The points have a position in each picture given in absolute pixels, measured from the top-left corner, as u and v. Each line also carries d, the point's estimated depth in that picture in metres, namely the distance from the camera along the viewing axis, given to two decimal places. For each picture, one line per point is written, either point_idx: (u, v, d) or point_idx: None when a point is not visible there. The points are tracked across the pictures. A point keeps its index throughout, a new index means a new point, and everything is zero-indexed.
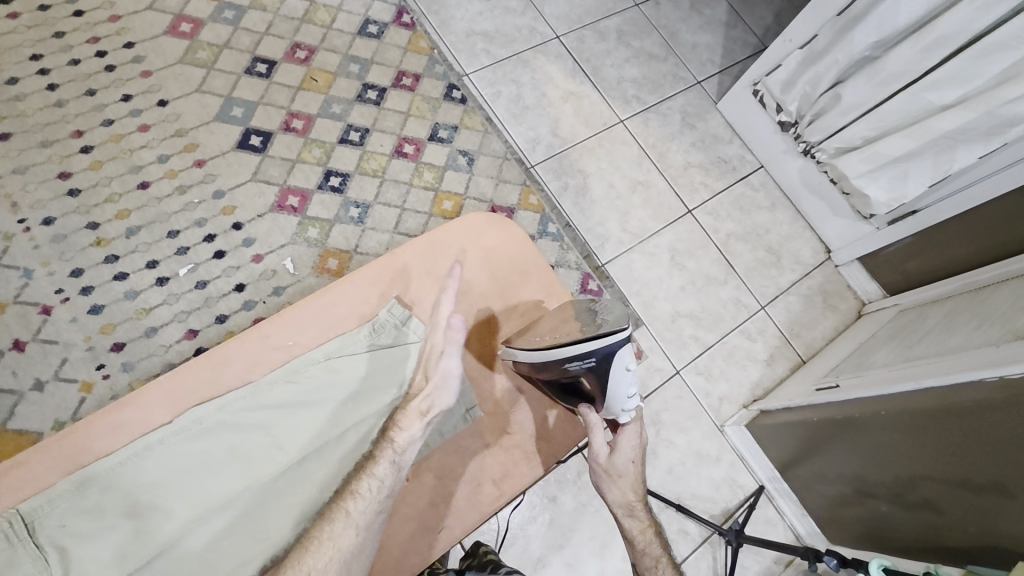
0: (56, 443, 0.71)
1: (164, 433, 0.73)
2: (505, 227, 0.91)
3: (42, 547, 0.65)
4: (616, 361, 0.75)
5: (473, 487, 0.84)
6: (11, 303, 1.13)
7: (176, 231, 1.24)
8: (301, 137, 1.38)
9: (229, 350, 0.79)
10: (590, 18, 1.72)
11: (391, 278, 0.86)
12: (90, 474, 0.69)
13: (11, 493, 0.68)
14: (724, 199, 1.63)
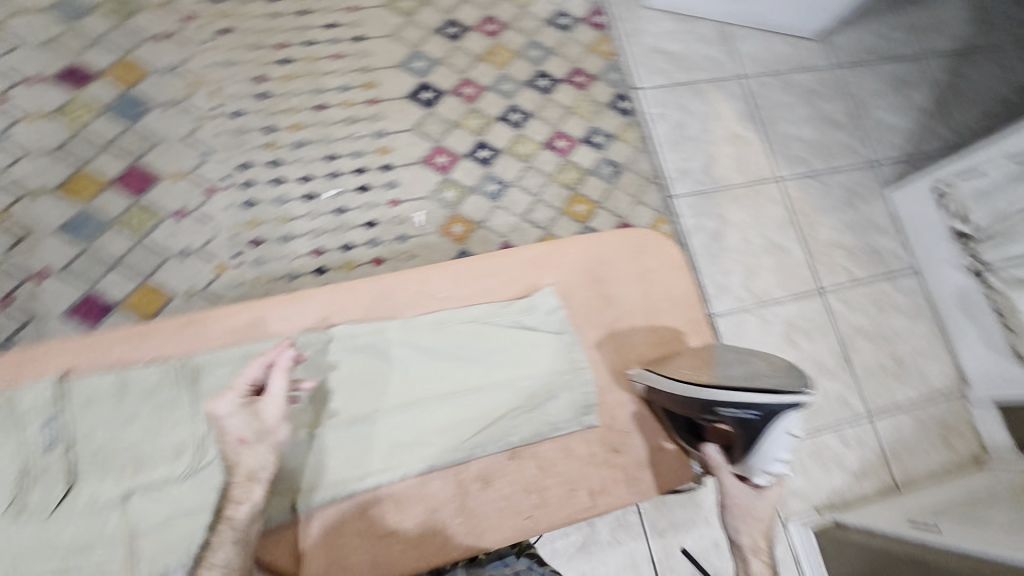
0: (236, 311, 0.80)
1: (320, 338, 0.80)
2: (668, 254, 0.93)
3: (197, 397, 0.76)
4: (780, 421, 0.71)
5: (568, 490, 0.81)
6: (185, 176, 1.25)
7: (336, 156, 1.33)
8: (467, 104, 1.43)
9: (392, 282, 0.84)
10: (780, 67, 1.65)
11: (549, 267, 0.89)
12: (253, 349, 0.78)
13: (193, 341, 0.78)
14: (863, 290, 1.51)
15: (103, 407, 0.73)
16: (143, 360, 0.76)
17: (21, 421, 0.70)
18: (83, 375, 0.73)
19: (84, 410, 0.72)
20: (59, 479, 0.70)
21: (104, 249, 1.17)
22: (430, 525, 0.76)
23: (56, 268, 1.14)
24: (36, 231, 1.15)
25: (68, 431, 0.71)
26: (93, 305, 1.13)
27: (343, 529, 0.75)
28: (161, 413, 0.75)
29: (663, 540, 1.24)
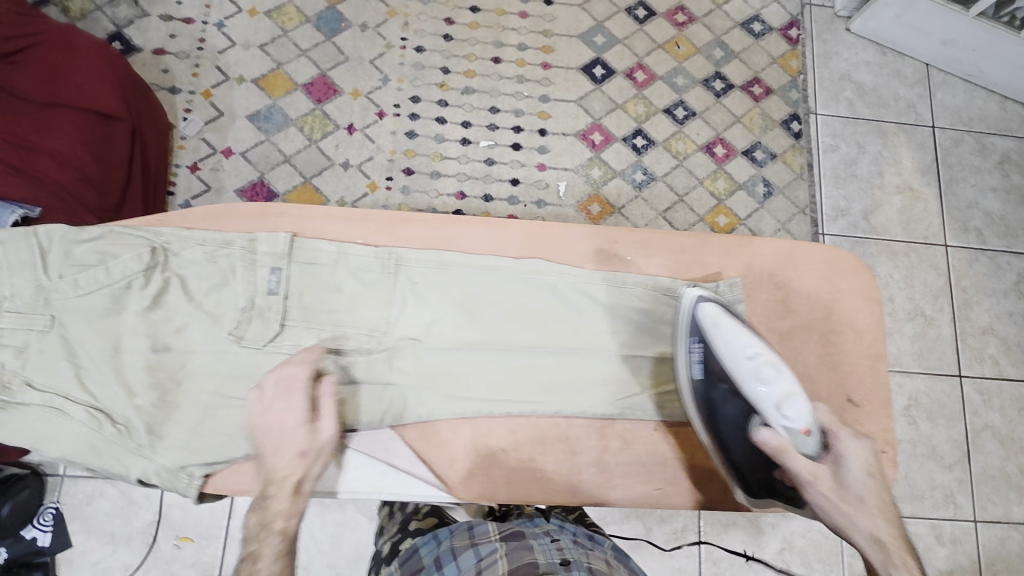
0: (438, 221, 0.84)
1: (507, 265, 0.81)
2: (868, 275, 0.87)
3: (397, 288, 0.79)
4: (711, 326, 0.77)
5: (702, 478, 0.83)
6: (362, 95, 1.32)
7: (498, 110, 1.35)
8: (636, 88, 1.41)
9: (583, 234, 0.85)
10: (981, 127, 1.50)
11: (739, 259, 0.86)
12: (450, 260, 0.80)
13: (396, 236, 0.82)
14: (1008, 389, 1.36)
15: (319, 272, 0.78)
16: (357, 242, 0.81)
17: (253, 263, 0.77)
18: (307, 240, 0.79)
19: (302, 270, 0.78)
20: (274, 320, 0.76)
21: (280, 144, 1.27)
22: (567, 465, 0.82)
23: (238, 151, 1.25)
24: (230, 114, 1.27)
25: (287, 284, 0.77)
26: (262, 190, 1.24)
27: (491, 444, 0.81)
28: (362, 294, 0.79)
29: (715, 568, 1.21)
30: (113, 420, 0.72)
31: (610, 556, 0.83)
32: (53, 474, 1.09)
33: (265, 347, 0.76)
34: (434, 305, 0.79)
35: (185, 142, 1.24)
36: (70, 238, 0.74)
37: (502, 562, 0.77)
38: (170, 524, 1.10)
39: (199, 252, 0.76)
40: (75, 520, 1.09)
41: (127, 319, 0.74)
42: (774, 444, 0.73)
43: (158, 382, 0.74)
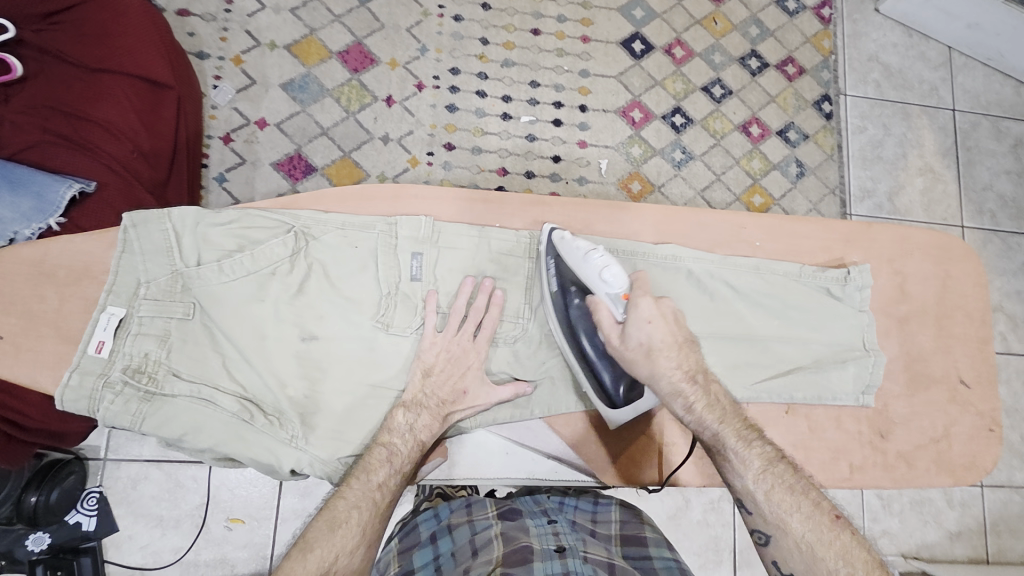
0: (575, 205, 0.88)
1: (645, 249, 0.85)
2: (973, 265, 0.93)
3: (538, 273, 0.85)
4: (562, 241, 0.81)
5: (830, 457, 0.87)
6: (400, 65, 1.27)
7: (538, 84, 1.33)
8: (675, 65, 1.40)
9: (713, 219, 0.89)
10: (997, 111, 1.54)
11: (862, 244, 0.91)
12: (589, 245, 0.86)
13: (540, 220, 0.87)
14: (1014, 363, 1.45)
15: (460, 256, 0.83)
16: (496, 226, 0.86)
17: (394, 248, 0.81)
18: (447, 224, 0.84)
19: (443, 255, 0.83)
20: (419, 308, 0.81)
21: (316, 116, 1.22)
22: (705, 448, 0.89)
23: (273, 122, 1.21)
24: (263, 83, 1.22)
25: (429, 268, 0.82)
26: (298, 163, 1.20)
27: (634, 429, 0.89)
28: (502, 280, 0.84)
29: (749, 535, 1.26)
30: (264, 411, 0.75)
31: (613, 544, 0.81)
32: (94, 458, 1.06)
33: (414, 334, 0.81)
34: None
35: (217, 111, 1.19)
36: (205, 222, 0.77)
37: (498, 544, 0.77)
38: (219, 507, 1.07)
39: (338, 237, 0.80)
40: (118, 504, 1.06)
41: (269, 307, 0.77)
42: (598, 311, 0.80)
43: (307, 371, 0.78)
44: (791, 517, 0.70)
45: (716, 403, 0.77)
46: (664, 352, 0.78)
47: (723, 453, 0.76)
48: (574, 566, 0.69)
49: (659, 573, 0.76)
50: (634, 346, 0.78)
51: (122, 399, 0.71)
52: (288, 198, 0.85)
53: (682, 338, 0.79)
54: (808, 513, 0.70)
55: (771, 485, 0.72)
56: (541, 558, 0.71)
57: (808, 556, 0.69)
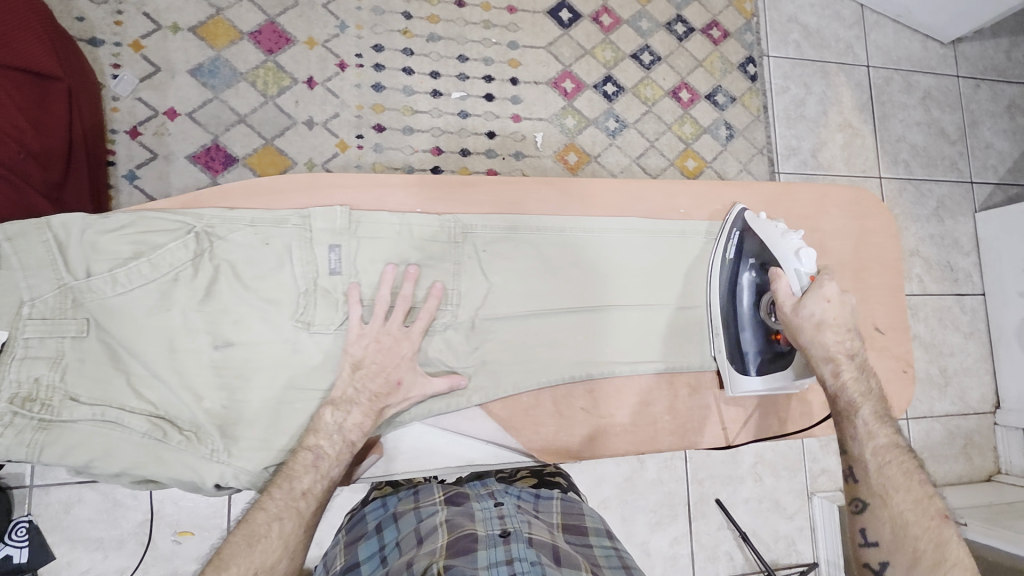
0: (503, 185, 0.90)
1: (570, 224, 0.89)
2: (887, 217, 0.99)
3: (466, 257, 0.85)
4: (756, 221, 0.90)
5: (758, 411, 0.99)
6: (318, 44, 1.21)
7: (466, 58, 1.29)
8: (603, 33, 1.38)
9: (638, 190, 0.94)
10: (907, 65, 1.62)
11: (779, 205, 0.96)
12: (517, 226, 0.88)
13: (468, 202, 0.88)
14: (930, 303, 1.56)
15: (383, 245, 0.82)
16: (419, 212, 0.86)
17: (310, 242, 0.79)
18: (366, 213, 0.83)
19: (363, 246, 0.81)
20: (341, 302, 0.79)
21: (232, 102, 1.15)
22: (642, 416, 0.93)
23: (184, 111, 1.12)
24: (168, 69, 1.13)
25: (348, 260, 0.80)
26: (217, 154, 1.13)
27: (572, 404, 0.92)
28: (426, 266, 0.83)
29: (701, 487, 1.32)
30: (179, 427, 0.73)
31: (556, 529, 0.83)
32: (19, 486, 0.99)
33: (337, 330, 0.79)
34: (507, 273, 0.87)
35: (118, 103, 1.10)
36: (94, 229, 0.73)
37: (442, 532, 0.74)
38: (165, 520, 1.03)
39: (246, 234, 0.78)
40: (52, 531, 0.99)
41: (177, 315, 0.75)
42: (777, 281, 0.84)
43: (225, 380, 0.76)
44: (895, 493, 0.74)
45: (865, 382, 0.81)
46: (833, 326, 0.81)
47: (853, 421, 0.79)
48: (518, 551, 0.69)
49: (597, 560, 0.77)
50: (804, 317, 0.81)
51: (13, 431, 0.67)
52: (188, 197, 0.82)
53: (850, 324, 0.83)
54: (915, 496, 0.73)
55: (882, 460, 0.76)
56: (484, 545, 0.70)
57: (899, 530, 0.72)
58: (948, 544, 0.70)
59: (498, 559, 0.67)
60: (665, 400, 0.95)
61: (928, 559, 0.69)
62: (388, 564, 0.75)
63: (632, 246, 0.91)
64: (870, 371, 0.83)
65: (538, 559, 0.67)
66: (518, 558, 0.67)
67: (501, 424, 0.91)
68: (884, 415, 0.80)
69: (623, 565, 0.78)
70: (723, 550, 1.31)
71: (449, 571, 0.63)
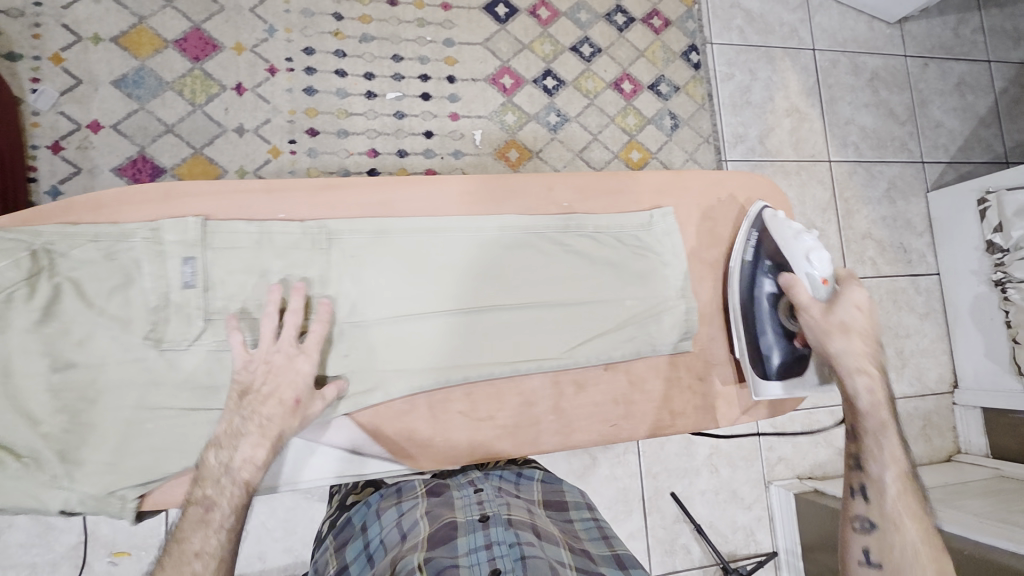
0: (368, 186, 0.84)
1: (448, 224, 0.85)
2: (779, 200, 1.00)
3: (330, 264, 0.80)
4: (773, 218, 0.89)
5: (655, 407, 0.92)
6: (247, 50, 1.19)
7: (401, 58, 1.28)
8: (541, 27, 1.37)
9: (520, 184, 0.90)
10: (853, 47, 1.62)
11: (675, 192, 0.95)
12: (387, 228, 0.82)
13: (332, 205, 0.82)
14: (884, 285, 1.55)
15: (238, 255, 0.77)
16: (278, 217, 0.80)
17: (161, 255, 0.75)
18: (220, 222, 0.77)
19: (219, 257, 0.76)
20: (197, 317, 0.75)
21: (158, 112, 1.13)
22: (525, 418, 0.88)
23: (109, 123, 1.11)
24: (91, 81, 1.11)
25: (203, 274, 0.75)
26: (144, 166, 1.12)
27: (449, 409, 0.87)
28: (291, 276, 0.78)
29: (656, 481, 1.33)
30: (18, 454, 0.71)
31: (536, 505, 0.86)
32: None
33: (192, 346, 0.76)
34: (379, 278, 0.81)
35: (39, 118, 1.08)
36: None
37: (424, 524, 0.74)
38: (100, 542, 1.02)
39: (88, 250, 0.74)
40: None
41: (15, 339, 0.71)
42: (794, 288, 0.82)
43: (66, 404, 0.73)
44: (903, 514, 0.75)
45: (891, 404, 0.80)
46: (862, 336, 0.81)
47: (878, 441, 0.78)
48: (497, 534, 0.70)
49: (577, 534, 0.80)
50: (836, 321, 0.80)
51: None
52: (32, 211, 0.75)
53: (875, 340, 0.82)
54: (919, 517, 0.75)
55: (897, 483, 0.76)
56: (464, 532, 0.71)
57: (905, 556, 0.72)
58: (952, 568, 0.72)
59: (478, 545, 0.68)
60: (550, 400, 0.89)
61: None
62: (376, 562, 0.72)
63: (515, 244, 0.87)
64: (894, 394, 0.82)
65: (517, 539, 0.69)
66: (497, 542, 0.68)
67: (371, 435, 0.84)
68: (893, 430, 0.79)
69: (602, 536, 0.81)
70: (680, 543, 1.32)
71: (428, 563, 0.64)
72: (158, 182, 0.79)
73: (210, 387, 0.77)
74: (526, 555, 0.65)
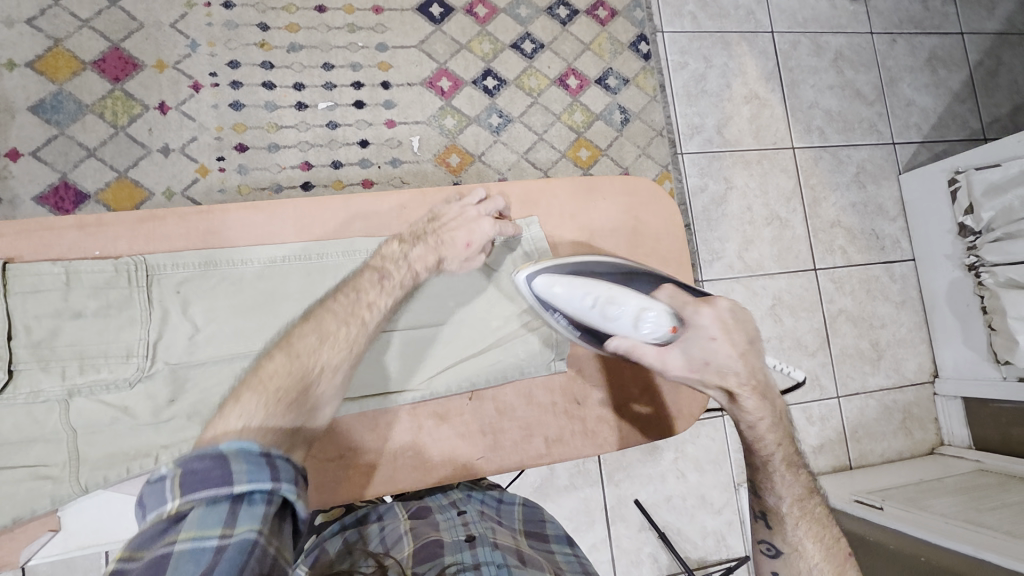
0: (196, 216, 0.80)
1: (285, 252, 0.82)
2: (663, 205, 0.94)
3: (153, 300, 0.76)
4: (555, 298, 0.80)
5: (523, 435, 0.86)
6: (169, 67, 1.16)
7: (332, 66, 1.24)
8: (478, 26, 1.33)
9: (366, 204, 0.86)
10: (815, 27, 1.55)
11: (541, 203, 0.90)
12: (216, 258, 0.79)
13: (155, 240, 0.79)
14: (856, 274, 1.49)
15: (46, 299, 0.72)
16: (94, 255, 0.77)
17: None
18: (25, 263, 0.73)
19: (25, 301, 0.72)
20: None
21: (79, 137, 1.11)
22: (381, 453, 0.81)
23: (28, 150, 1.09)
24: (7, 108, 1.09)
25: (7, 321, 0.70)
26: (67, 193, 1.10)
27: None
28: (107, 316, 0.74)
29: (618, 490, 1.28)
30: None
31: (517, 533, 0.78)
32: None
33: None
34: (211, 311, 0.78)
35: None
36: None
37: (406, 542, 0.70)
38: None
39: None
40: None
41: None
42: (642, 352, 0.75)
43: None
44: (811, 544, 0.73)
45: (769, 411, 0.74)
46: (732, 373, 0.73)
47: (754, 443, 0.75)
48: (484, 554, 0.66)
49: (559, 565, 0.73)
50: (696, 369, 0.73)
51: None
52: None
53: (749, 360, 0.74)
54: (826, 541, 0.74)
55: (806, 511, 0.75)
56: (451, 551, 0.66)
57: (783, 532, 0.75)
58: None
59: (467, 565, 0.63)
60: (409, 433, 0.83)
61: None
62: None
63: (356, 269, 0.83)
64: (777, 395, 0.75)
65: (505, 561, 0.65)
66: (485, 562, 0.64)
67: None
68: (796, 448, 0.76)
69: (585, 569, 0.74)
70: (645, 552, 1.27)
71: None
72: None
73: (20, 442, 0.70)
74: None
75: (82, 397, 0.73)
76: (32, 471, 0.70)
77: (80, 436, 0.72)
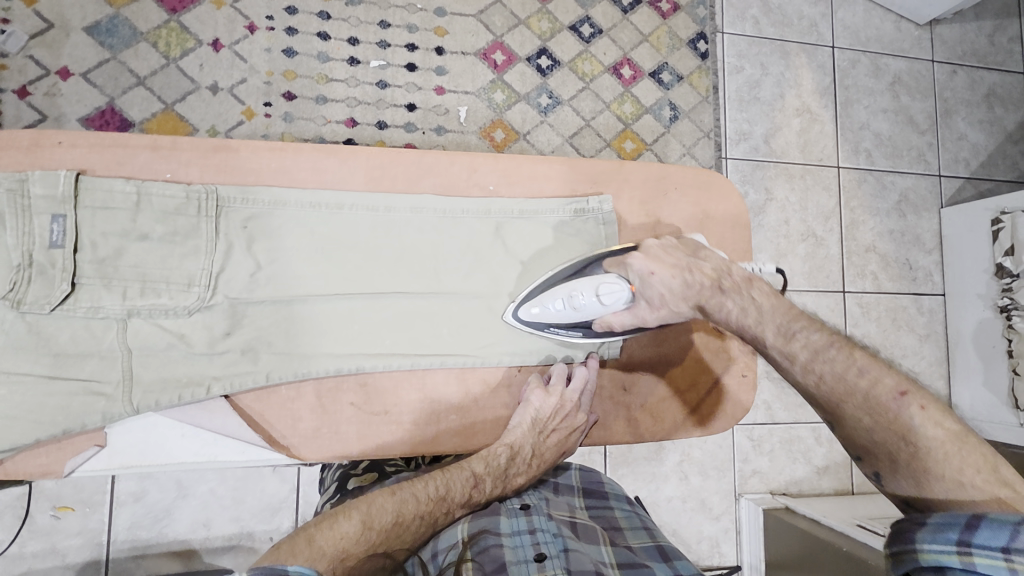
0: (268, 152, 0.80)
1: (355, 201, 0.81)
2: (734, 203, 0.93)
3: (219, 232, 0.76)
4: (539, 315, 0.81)
5: None
6: (226, 5, 1.14)
7: (388, 25, 1.22)
8: (539, 2, 1.30)
9: (438, 162, 0.85)
10: (877, 47, 1.52)
11: (609, 183, 0.90)
12: (285, 198, 0.79)
13: (225, 169, 0.78)
14: (884, 302, 1.47)
15: (115, 217, 0.72)
16: (165, 178, 0.77)
17: (27, 211, 0.69)
18: (97, 179, 0.73)
19: (95, 216, 0.72)
20: (61, 279, 0.70)
21: (130, 63, 1.10)
22: (424, 411, 0.82)
23: (79, 71, 1.08)
24: (63, 26, 1.08)
25: (75, 234, 0.71)
26: (112, 118, 1.09)
27: (339, 399, 0.81)
28: (170, 244, 0.74)
29: (620, 484, 1.28)
30: None
31: (575, 497, 0.84)
32: None
33: (55, 310, 0.70)
34: (274, 252, 0.78)
35: (8, 60, 1.06)
36: None
37: None
38: (45, 495, 1.05)
39: None
40: None
41: None
42: (619, 319, 0.80)
43: None
44: (846, 404, 0.65)
45: (751, 303, 0.73)
46: (685, 288, 0.77)
47: (765, 353, 0.72)
48: (540, 523, 0.72)
49: (618, 523, 0.79)
50: (658, 297, 0.78)
51: None
52: None
53: (704, 270, 0.78)
54: (863, 397, 0.64)
55: (826, 372, 0.66)
56: (507, 515, 0.74)
57: (868, 441, 0.64)
58: (917, 429, 0.61)
59: (521, 529, 0.70)
60: (453, 395, 0.83)
61: (905, 456, 0.61)
62: None
63: (421, 226, 0.83)
64: (753, 283, 0.75)
65: (560, 530, 0.71)
66: (540, 530, 0.71)
67: (249, 420, 0.79)
68: (797, 315, 0.71)
69: (644, 526, 0.80)
70: None
71: (475, 542, 0.67)
72: (31, 132, 0.75)
73: (75, 356, 0.71)
74: (569, 547, 0.68)
75: (140, 318, 0.73)
76: (86, 386, 0.71)
77: (134, 356, 0.73)
